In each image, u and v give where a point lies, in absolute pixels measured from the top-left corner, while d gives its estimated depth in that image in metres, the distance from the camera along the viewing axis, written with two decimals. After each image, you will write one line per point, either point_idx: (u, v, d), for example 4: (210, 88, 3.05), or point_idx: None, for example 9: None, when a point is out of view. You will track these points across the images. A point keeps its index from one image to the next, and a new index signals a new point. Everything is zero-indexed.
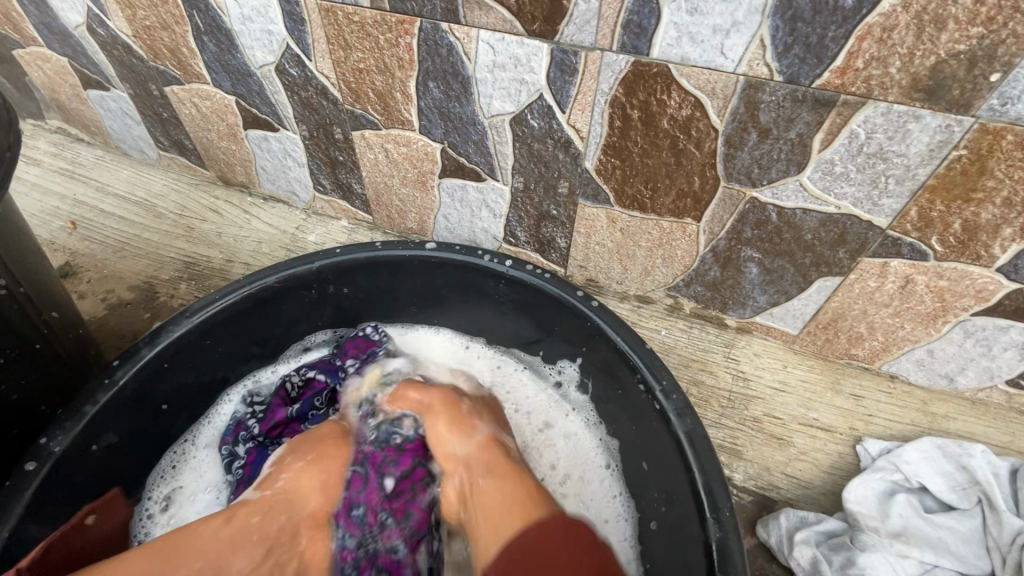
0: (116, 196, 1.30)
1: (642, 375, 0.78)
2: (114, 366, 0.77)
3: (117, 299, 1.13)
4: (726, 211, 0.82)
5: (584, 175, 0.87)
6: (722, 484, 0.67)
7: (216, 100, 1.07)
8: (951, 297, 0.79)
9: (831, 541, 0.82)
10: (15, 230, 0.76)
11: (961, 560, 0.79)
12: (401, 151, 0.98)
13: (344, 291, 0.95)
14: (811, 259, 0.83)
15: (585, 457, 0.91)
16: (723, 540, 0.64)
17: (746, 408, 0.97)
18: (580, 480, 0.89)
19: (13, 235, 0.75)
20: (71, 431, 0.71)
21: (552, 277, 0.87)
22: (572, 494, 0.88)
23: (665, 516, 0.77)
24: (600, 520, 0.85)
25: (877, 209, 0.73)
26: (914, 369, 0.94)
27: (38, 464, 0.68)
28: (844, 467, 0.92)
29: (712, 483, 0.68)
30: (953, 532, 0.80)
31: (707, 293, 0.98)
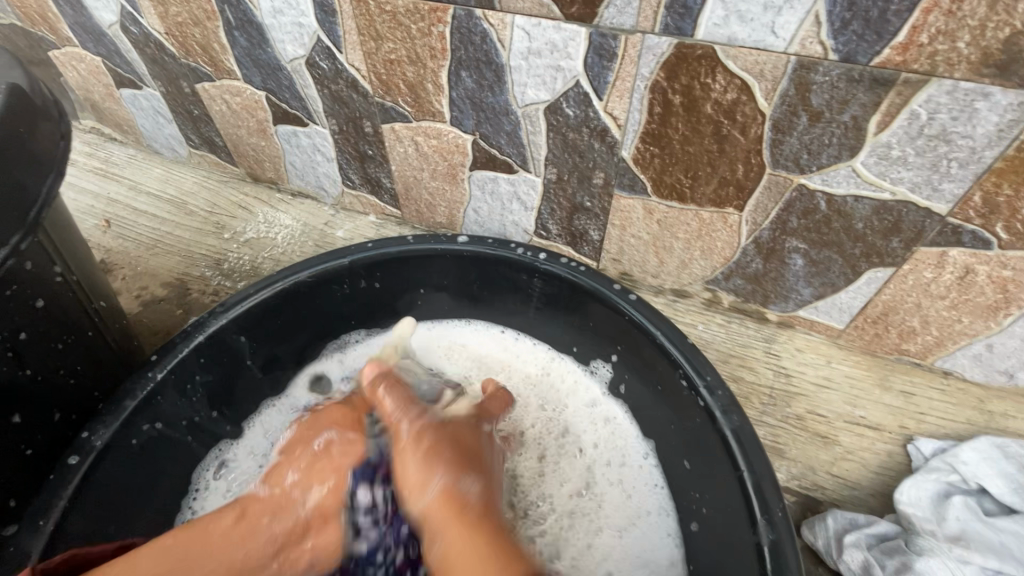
0: (149, 194, 1.32)
1: (684, 370, 0.75)
2: (153, 361, 0.77)
3: (151, 296, 1.14)
4: (771, 199, 0.79)
5: (620, 164, 0.84)
6: (772, 481, 0.65)
7: (246, 96, 1.07)
8: (1015, 288, 0.75)
9: (883, 545, 0.78)
10: (64, 220, 0.76)
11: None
12: (431, 144, 0.97)
13: (376, 286, 0.94)
14: (861, 250, 0.80)
15: (623, 441, 0.88)
16: (776, 543, 0.62)
17: (789, 406, 0.93)
18: (622, 467, 0.86)
19: (63, 225, 0.76)
20: (113, 424, 0.72)
21: (588, 270, 0.85)
22: (616, 481, 0.85)
23: (710, 504, 0.74)
24: (642, 512, 0.82)
25: (936, 194, 0.69)
26: (970, 365, 0.89)
27: (80, 458, 0.69)
28: (894, 467, 0.88)
29: (764, 481, 0.65)
30: (1018, 536, 0.75)
31: (747, 286, 0.95)
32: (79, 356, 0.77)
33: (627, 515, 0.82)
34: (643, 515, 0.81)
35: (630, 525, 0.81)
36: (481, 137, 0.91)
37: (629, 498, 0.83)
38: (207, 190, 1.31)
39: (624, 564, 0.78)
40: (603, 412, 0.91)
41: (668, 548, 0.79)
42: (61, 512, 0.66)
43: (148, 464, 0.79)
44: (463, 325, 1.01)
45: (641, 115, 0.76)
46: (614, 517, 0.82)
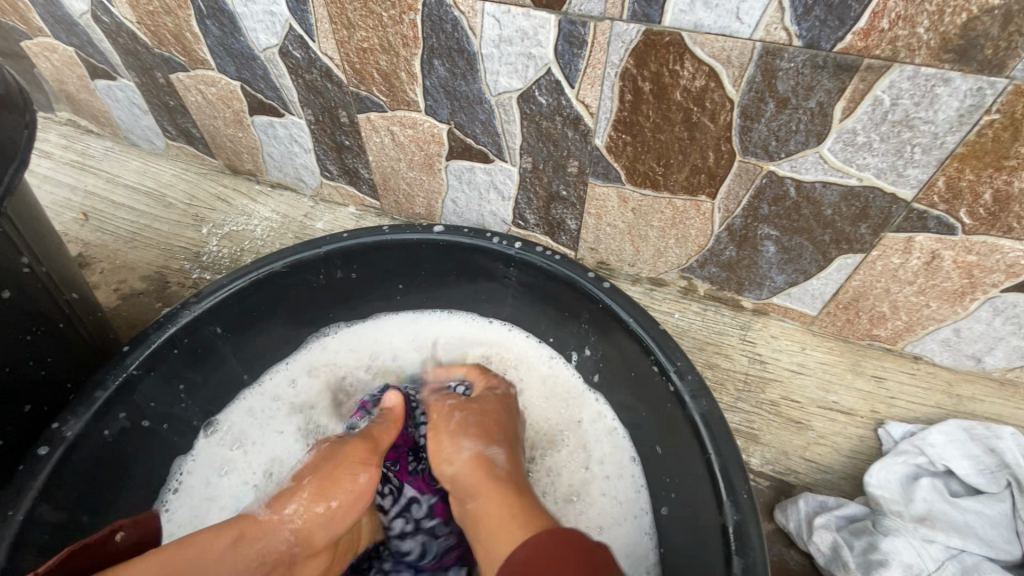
0: (127, 187, 1.30)
1: (656, 356, 0.76)
2: (125, 352, 0.77)
3: (129, 289, 1.14)
4: (742, 186, 0.80)
5: (594, 153, 0.84)
6: (738, 464, 0.66)
7: (221, 86, 1.06)
8: (980, 273, 0.76)
9: (852, 526, 0.79)
10: (32, 210, 0.76)
11: (989, 545, 0.76)
12: (407, 133, 0.96)
13: (353, 277, 0.94)
14: (831, 236, 0.81)
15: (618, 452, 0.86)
16: (740, 524, 0.63)
17: (763, 392, 0.94)
18: (617, 478, 0.84)
19: (31, 215, 0.75)
20: (82, 415, 0.72)
21: (563, 259, 0.85)
22: (607, 493, 0.83)
23: (686, 504, 0.74)
24: (627, 516, 0.81)
25: (901, 179, 0.70)
26: (939, 350, 0.91)
27: (50, 449, 0.69)
28: (865, 451, 0.90)
29: (730, 465, 0.66)
30: (980, 515, 0.78)
31: (722, 274, 0.96)
32: (50, 347, 0.76)
33: (609, 516, 0.82)
34: (623, 516, 0.81)
35: (612, 526, 0.81)
36: (456, 126, 0.91)
37: (618, 503, 0.82)
38: (185, 183, 1.30)
39: None
40: (590, 412, 0.90)
41: (644, 545, 0.79)
42: (30, 503, 0.66)
43: (121, 454, 0.79)
44: (442, 315, 1.01)
45: (613, 102, 0.76)
46: (597, 517, 0.82)
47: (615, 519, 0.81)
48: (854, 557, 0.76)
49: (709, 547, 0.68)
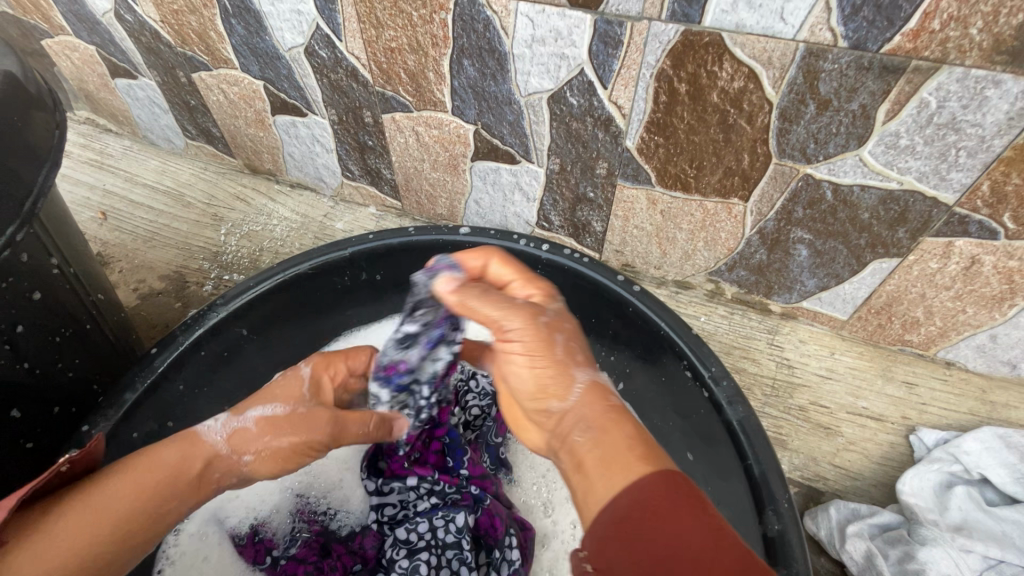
0: (146, 185, 1.30)
1: (689, 362, 0.75)
2: (151, 354, 0.76)
3: (148, 289, 1.13)
4: (777, 189, 0.78)
5: (624, 154, 0.83)
6: (777, 472, 0.65)
7: (243, 85, 1.05)
8: (1020, 278, 0.74)
9: (886, 534, 0.78)
10: (59, 211, 0.75)
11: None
12: (433, 134, 0.95)
13: (378, 278, 0.94)
14: (867, 240, 0.79)
15: None
16: (782, 533, 0.62)
17: (792, 397, 0.93)
18: None
19: (59, 217, 0.75)
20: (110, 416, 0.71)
21: (591, 261, 0.84)
22: None
23: (721, 513, 0.73)
24: None
25: (944, 183, 0.68)
26: (973, 356, 0.89)
27: None
28: (896, 458, 0.88)
29: (770, 474, 0.65)
30: (1018, 525, 0.76)
31: (750, 278, 0.95)
32: (77, 350, 0.76)
33: None
34: None
35: None
36: (484, 126, 0.89)
37: None
38: (204, 182, 1.30)
39: None
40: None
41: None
42: None
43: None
44: None
45: (647, 104, 0.75)
46: None
47: None
48: (889, 566, 0.75)
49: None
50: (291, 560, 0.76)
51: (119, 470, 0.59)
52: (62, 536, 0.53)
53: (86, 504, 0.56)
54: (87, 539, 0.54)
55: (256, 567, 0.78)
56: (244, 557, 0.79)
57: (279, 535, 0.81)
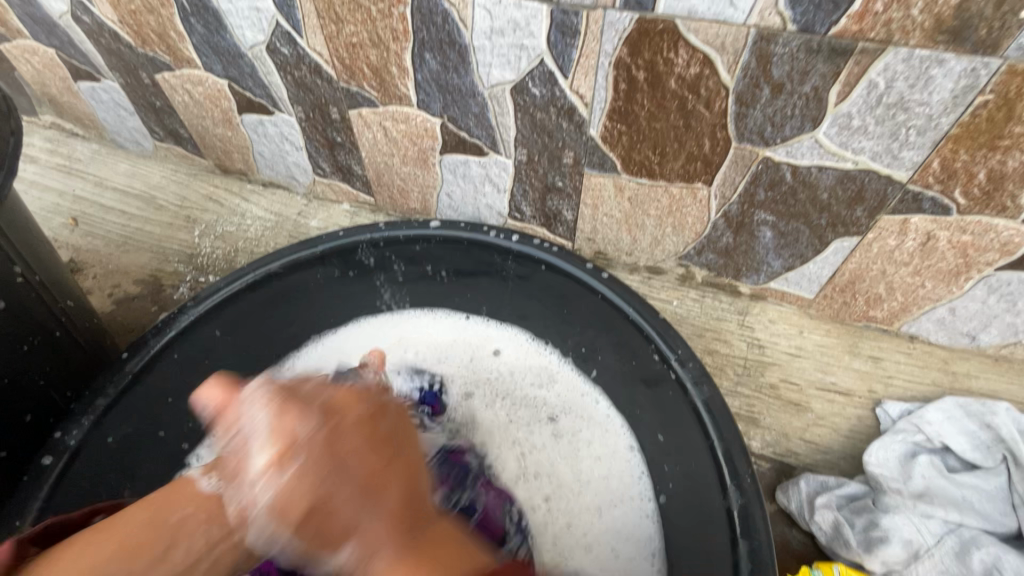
0: (116, 189, 1.28)
1: (656, 345, 0.77)
2: (123, 359, 0.76)
3: (124, 294, 1.13)
4: (738, 172, 0.80)
5: (589, 143, 0.84)
6: (739, 447, 0.67)
7: (208, 85, 1.04)
8: (974, 252, 0.77)
9: (853, 505, 0.81)
10: (23, 219, 0.75)
11: (985, 518, 0.78)
12: (400, 128, 0.95)
13: (350, 275, 0.94)
14: (827, 220, 0.81)
15: (611, 438, 0.88)
16: (745, 507, 0.64)
17: (762, 375, 0.95)
18: (611, 461, 0.86)
19: (22, 224, 0.74)
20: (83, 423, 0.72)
21: (560, 251, 0.85)
22: (601, 481, 0.84)
23: (689, 487, 0.75)
24: (622, 499, 0.83)
25: (897, 162, 0.70)
26: (934, 329, 0.92)
27: (54, 458, 0.69)
28: (863, 430, 0.91)
29: (731, 449, 0.67)
30: (977, 490, 0.80)
31: (719, 260, 0.96)
32: (48, 358, 0.76)
33: (608, 496, 0.83)
34: (621, 499, 0.83)
35: (610, 508, 0.82)
36: (451, 118, 0.89)
37: (613, 486, 0.84)
38: (175, 184, 1.29)
39: (603, 544, 0.80)
40: (590, 405, 0.91)
41: (645, 529, 0.80)
42: (37, 513, 0.66)
43: (126, 459, 0.79)
44: (423, 311, 1.02)
45: (609, 91, 0.76)
46: (595, 498, 0.83)
47: (613, 502, 0.83)
48: (855, 535, 0.78)
49: (710, 528, 0.69)
50: None
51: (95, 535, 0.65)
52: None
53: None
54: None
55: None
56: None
57: None
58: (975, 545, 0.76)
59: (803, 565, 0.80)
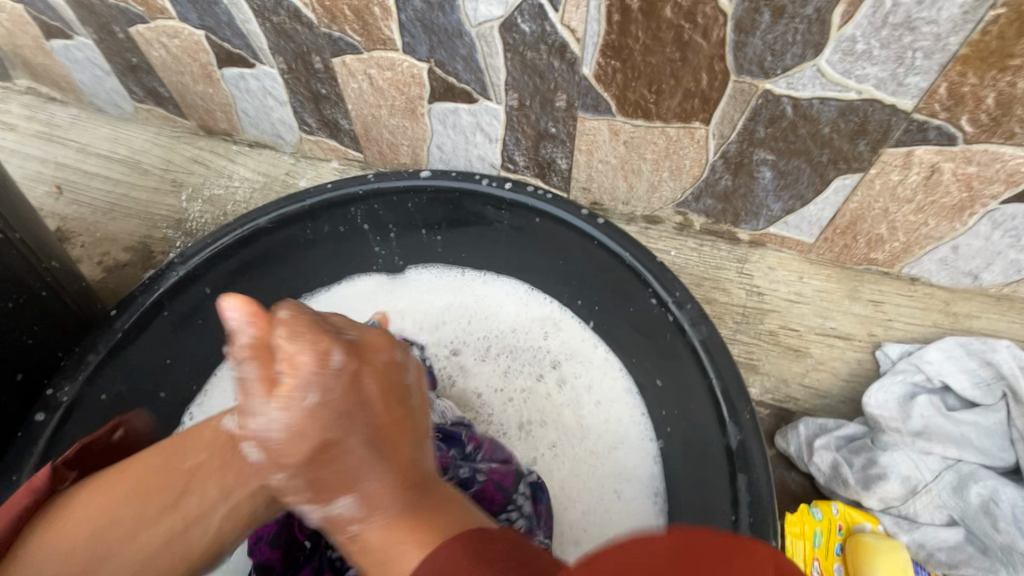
0: (98, 155, 1.25)
1: (653, 288, 0.75)
2: (112, 317, 0.75)
3: (114, 261, 1.11)
4: (737, 109, 0.77)
5: (582, 83, 0.81)
6: (739, 385, 0.66)
7: (184, 37, 1.00)
8: (979, 184, 0.74)
9: (851, 445, 0.81)
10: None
11: (984, 453, 0.78)
12: (386, 76, 0.92)
13: (342, 231, 0.92)
14: (829, 156, 0.78)
15: (610, 385, 0.87)
16: (744, 442, 0.64)
17: (762, 322, 0.94)
18: (612, 407, 0.86)
19: None
20: (74, 380, 0.71)
21: (554, 196, 0.83)
22: (601, 426, 0.85)
23: (687, 428, 0.75)
24: (622, 443, 0.83)
25: (901, 89, 0.67)
26: (936, 270, 0.90)
27: (47, 414, 0.69)
28: (863, 373, 0.91)
29: (731, 387, 0.66)
30: (976, 426, 0.80)
31: (718, 206, 0.94)
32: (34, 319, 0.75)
33: (609, 441, 0.83)
34: (622, 443, 0.83)
35: (611, 452, 0.83)
36: (438, 61, 0.86)
37: (613, 431, 0.84)
38: (159, 148, 1.25)
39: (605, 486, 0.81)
40: (589, 353, 0.90)
41: (646, 470, 0.81)
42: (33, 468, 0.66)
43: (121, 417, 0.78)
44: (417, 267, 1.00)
45: (602, 24, 0.72)
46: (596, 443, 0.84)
47: (615, 445, 0.83)
48: (854, 474, 0.79)
49: (710, 466, 0.69)
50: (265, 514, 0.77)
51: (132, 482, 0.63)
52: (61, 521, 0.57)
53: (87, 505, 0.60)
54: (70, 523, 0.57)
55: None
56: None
57: None
58: (974, 479, 0.76)
59: (801, 503, 0.81)
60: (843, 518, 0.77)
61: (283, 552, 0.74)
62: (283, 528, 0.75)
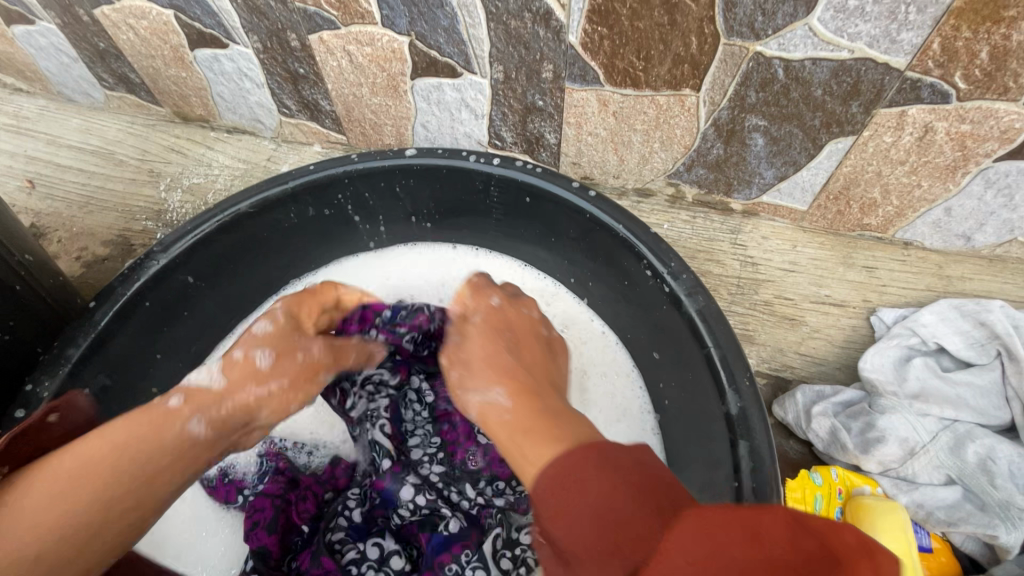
0: (71, 146, 1.20)
1: (648, 261, 0.74)
2: (90, 308, 0.72)
3: (92, 256, 1.07)
4: (728, 73, 0.75)
5: (568, 52, 0.78)
6: (737, 353, 0.65)
7: (153, 18, 0.96)
8: (973, 143, 0.74)
9: (849, 410, 0.81)
10: None
11: (980, 413, 0.78)
12: (366, 52, 0.89)
13: (326, 215, 0.89)
14: (821, 119, 0.77)
15: (608, 360, 0.86)
16: (743, 410, 0.63)
17: (757, 293, 0.94)
18: (611, 382, 0.85)
19: None
20: (55, 373, 0.68)
21: (544, 170, 0.80)
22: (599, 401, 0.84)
23: (685, 400, 0.75)
24: (622, 416, 0.82)
25: (895, 47, 0.66)
26: (929, 233, 0.90)
27: (27, 411, 0.65)
28: (859, 340, 0.90)
29: (728, 356, 0.65)
30: (971, 387, 0.80)
31: (710, 176, 0.93)
32: (11, 313, 0.72)
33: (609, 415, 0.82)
34: (622, 417, 0.82)
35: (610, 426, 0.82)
36: (419, 34, 0.83)
37: (612, 404, 0.83)
38: (133, 137, 1.21)
39: None
40: (586, 327, 0.89)
41: (647, 444, 0.80)
42: None
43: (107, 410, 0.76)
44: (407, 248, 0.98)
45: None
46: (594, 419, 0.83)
47: (615, 419, 0.82)
48: (852, 439, 0.79)
49: (708, 435, 0.69)
50: (259, 497, 0.76)
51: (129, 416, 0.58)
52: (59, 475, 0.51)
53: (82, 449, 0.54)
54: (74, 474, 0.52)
55: (229, 504, 0.79)
56: (217, 496, 0.79)
57: (250, 475, 0.79)
58: (972, 439, 0.76)
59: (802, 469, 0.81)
60: (842, 483, 0.78)
61: (279, 537, 0.71)
62: (279, 512, 0.72)
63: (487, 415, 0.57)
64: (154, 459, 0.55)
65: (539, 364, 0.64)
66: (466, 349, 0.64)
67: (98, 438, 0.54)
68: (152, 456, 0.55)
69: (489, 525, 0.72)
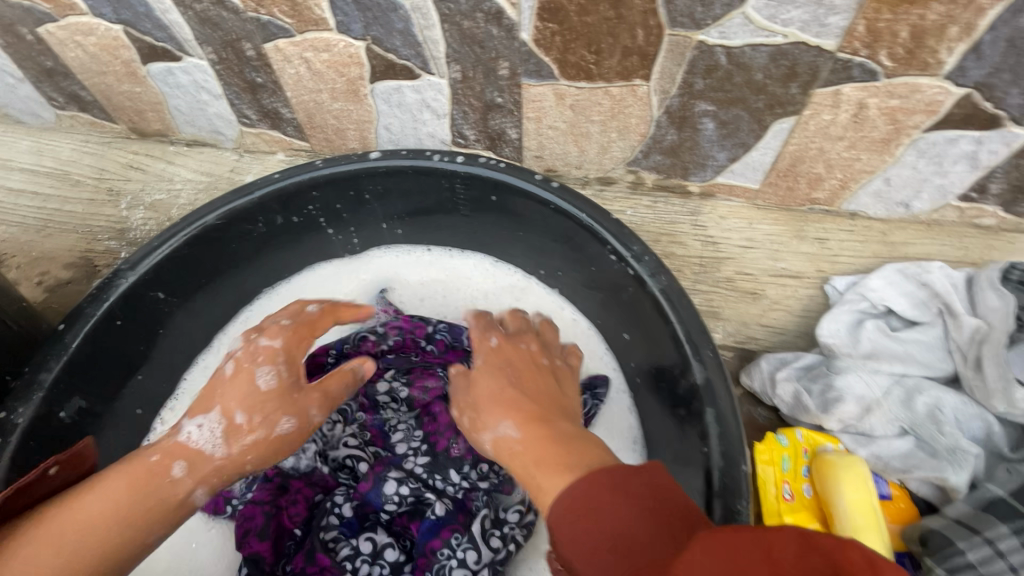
0: (23, 169, 1.17)
1: (612, 246, 0.77)
2: (58, 330, 0.72)
3: (54, 280, 1.05)
4: (674, 62, 0.79)
5: (522, 49, 0.81)
6: (699, 325, 0.69)
7: (101, 33, 0.94)
8: (903, 116, 0.79)
9: (810, 373, 0.86)
10: None
11: (927, 366, 0.85)
12: (323, 58, 0.89)
13: (295, 221, 0.89)
14: (765, 101, 0.82)
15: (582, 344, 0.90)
16: (707, 378, 0.67)
17: (718, 270, 0.98)
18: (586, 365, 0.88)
19: None
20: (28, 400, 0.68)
21: (506, 166, 0.82)
22: None
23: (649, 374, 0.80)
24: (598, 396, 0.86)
25: (824, 30, 0.70)
26: (872, 203, 0.96)
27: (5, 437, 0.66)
28: (815, 308, 0.96)
29: (690, 328, 0.70)
30: (917, 344, 0.86)
31: (667, 161, 0.97)
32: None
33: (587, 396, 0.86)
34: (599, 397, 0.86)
35: None
36: (370, 31, 0.83)
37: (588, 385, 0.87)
38: (88, 156, 1.18)
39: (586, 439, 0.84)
40: (558, 312, 0.93)
41: (624, 421, 0.84)
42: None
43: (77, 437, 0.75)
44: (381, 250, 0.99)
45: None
46: None
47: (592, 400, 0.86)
48: (815, 401, 0.83)
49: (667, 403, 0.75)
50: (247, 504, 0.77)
51: (132, 475, 0.61)
52: (64, 520, 0.56)
53: (84, 507, 0.57)
54: (83, 528, 0.56)
55: (218, 516, 0.80)
56: (208, 512, 0.80)
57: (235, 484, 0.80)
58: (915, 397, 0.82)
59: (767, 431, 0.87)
60: (806, 442, 0.82)
61: (273, 542, 0.74)
62: (272, 518, 0.75)
63: (501, 448, 0.63)
64: (150, 523, 0.60)
65: (542, 397, 0.68)
66: (484, 395, 0.69)
67: (105, 497, 0.59)
68: (152, 523, 0.60)
69: (478, 508, 0.75)
